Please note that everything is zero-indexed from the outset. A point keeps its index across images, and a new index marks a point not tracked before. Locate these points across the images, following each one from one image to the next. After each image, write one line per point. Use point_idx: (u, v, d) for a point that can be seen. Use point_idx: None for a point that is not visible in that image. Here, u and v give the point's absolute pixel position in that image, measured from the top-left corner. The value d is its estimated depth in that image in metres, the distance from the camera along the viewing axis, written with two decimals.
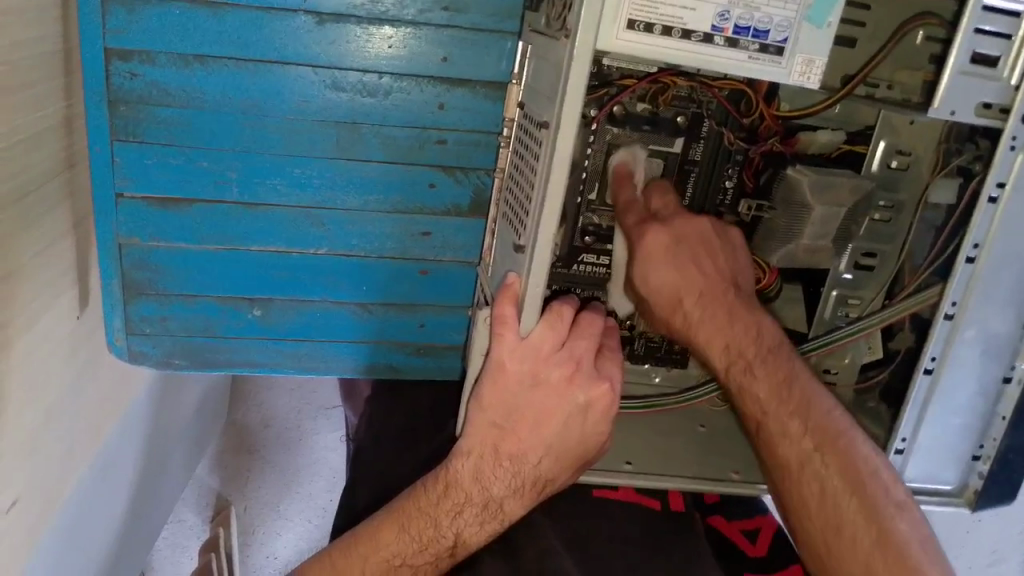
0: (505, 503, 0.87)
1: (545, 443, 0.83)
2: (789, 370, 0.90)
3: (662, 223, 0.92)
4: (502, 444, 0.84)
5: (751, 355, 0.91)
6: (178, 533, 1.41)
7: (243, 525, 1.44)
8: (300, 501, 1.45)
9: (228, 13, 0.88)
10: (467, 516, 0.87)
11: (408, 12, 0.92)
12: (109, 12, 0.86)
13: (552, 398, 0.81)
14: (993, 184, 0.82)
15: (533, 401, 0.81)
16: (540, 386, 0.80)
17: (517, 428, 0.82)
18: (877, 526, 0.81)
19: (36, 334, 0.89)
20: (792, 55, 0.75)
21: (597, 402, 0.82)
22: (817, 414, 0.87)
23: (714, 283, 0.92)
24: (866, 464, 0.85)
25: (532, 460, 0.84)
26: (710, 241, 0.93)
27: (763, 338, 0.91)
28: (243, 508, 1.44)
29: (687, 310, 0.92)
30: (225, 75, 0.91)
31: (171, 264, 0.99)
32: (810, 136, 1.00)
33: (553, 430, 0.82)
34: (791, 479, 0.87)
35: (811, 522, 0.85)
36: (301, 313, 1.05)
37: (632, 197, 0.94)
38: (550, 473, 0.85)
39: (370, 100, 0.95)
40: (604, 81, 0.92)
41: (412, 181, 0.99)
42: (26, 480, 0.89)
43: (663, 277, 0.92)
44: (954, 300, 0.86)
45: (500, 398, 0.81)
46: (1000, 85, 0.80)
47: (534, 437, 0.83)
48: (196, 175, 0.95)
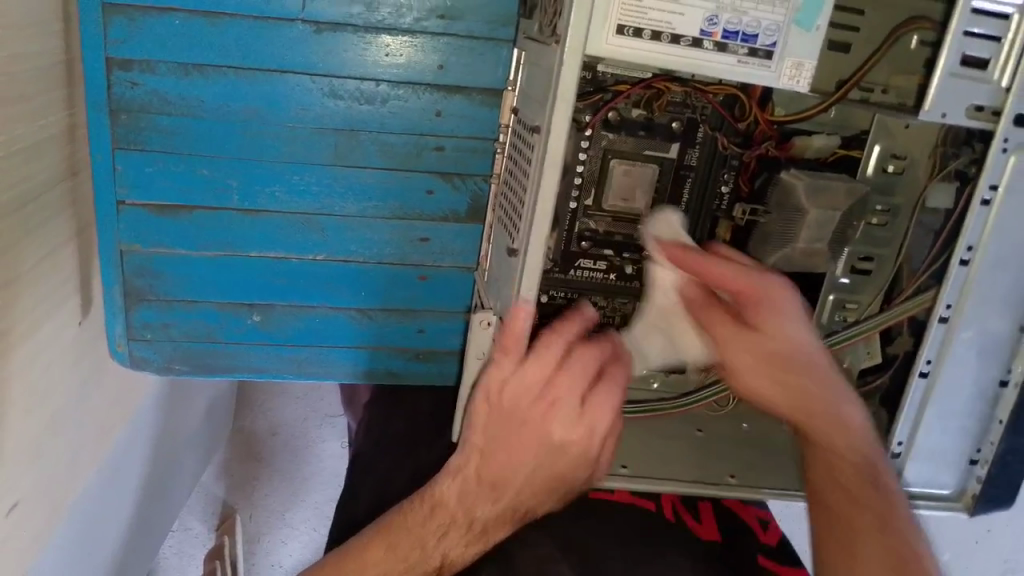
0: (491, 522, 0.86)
1: (535, 476, 0.84)
2: (869, 447, 0.86)
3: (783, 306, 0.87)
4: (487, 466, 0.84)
5: (840, 426, 0.86)
6: (184, 542, 1.42)
7: (249, 534, 1.44)
8: (306, 510, 1.45)
9: (227, 23, 0.90)
10: (454, 537, 0.85)
11: (404, 20, 0.93)
12: (111, 23, 0.88)
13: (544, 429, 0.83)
14: (986, 186, 0.82)
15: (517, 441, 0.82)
16: (528, 425, 0.82)
17: (500, 457, 0.83)
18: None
19: (40, 341, 0.90)
20: (781, 58, 0.75)
21: (573, 444, 0.83)
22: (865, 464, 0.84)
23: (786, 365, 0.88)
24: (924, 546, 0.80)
25: (513, 483, 0.84)
26: (797, 313, 0.88)
27: (823, 418, 0.87)
28: (250, 516, 1.44)
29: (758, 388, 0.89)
30: (225, 84, 0.92)
31: (171, 270, 1.00)
32: (805, 140, 0.99)
33: (536, 453, 0.83)
34: (835, 523, 0.81)
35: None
36: (301, 318, 1.06)
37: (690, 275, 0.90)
38: (530, 502, 0.86)
39: (367, 107, 0.96)
40: (598, 86, 0.93)
41: (410, 188, 1.00)
42: (29, 485, 0.89)
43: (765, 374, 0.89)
44: (948, 302, 0.86)
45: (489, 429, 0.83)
46: (991, 88, 0.80)
47: (517, 464, 0.83)
48: (196, 183, 0.96)
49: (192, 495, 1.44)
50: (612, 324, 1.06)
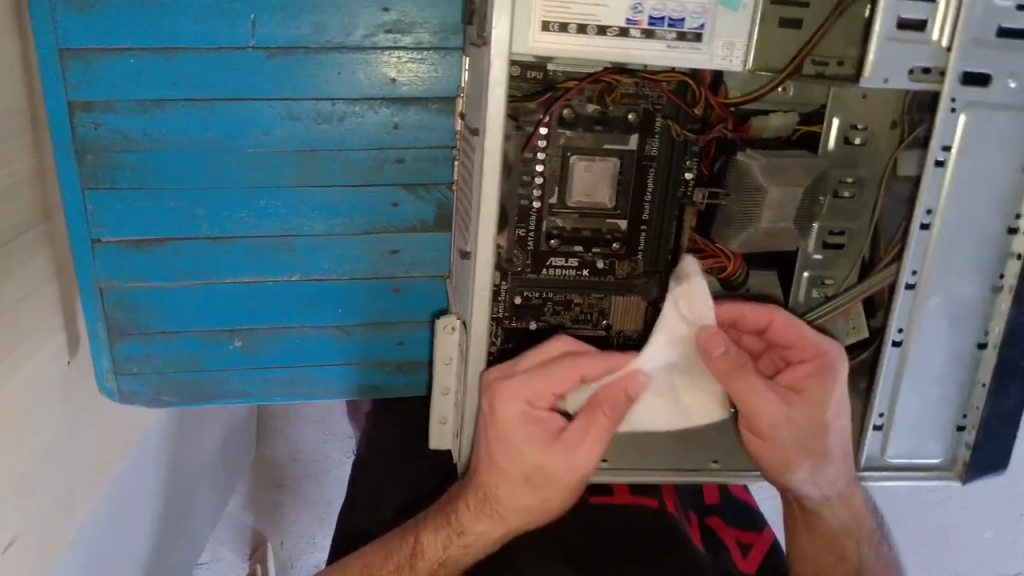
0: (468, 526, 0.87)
1: (525, 470, 0.81)
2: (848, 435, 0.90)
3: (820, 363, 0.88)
4: (479, 474, 0.84)
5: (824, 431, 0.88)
6: (217, 573, 1.43)
7: (279, 560, 1.45)
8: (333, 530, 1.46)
9: (181, 56, 0.92)
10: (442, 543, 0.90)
11: (353, 38, 0.94)
12: (69, 67, 0.90)
13: (533, 437, 0.80)
14: (938, 148, 0.81)
15: (524, 447, 0.80)
16: (525, 438, 0.80)
17: (514, 463, 0.81)
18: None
19: (24, 380, 0.93)
20: (711, 38, 0.76)
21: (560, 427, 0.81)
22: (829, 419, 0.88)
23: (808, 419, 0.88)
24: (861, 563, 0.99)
25: (494, 487, 0.83)
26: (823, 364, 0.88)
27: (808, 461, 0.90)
28: (279, 544, 1.45)
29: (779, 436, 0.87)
30: (185, 115, 0.95)
31: (151, 302, 1.02)
32: (762, 120, 1.00)
33: (524, 437, 0.80)
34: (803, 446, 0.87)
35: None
36: (282, 339, 1.07)
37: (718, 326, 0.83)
38: (511, 497, 0.83)
39: (326, 127, 0.98)
40: (549, 85, 0.94)
41: (375, 202, 1.02)
42: (24, 521, 0.92)
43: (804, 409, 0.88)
44: (913, 269, 0.85)
45: (501, 439, 0.81)
46: (931, 49, 0.79)
47: (523, 467, 0.81)
48: (166, 216, 0.99)
49: (219, 525, 1.45)
50: (590, 320, 1.05)
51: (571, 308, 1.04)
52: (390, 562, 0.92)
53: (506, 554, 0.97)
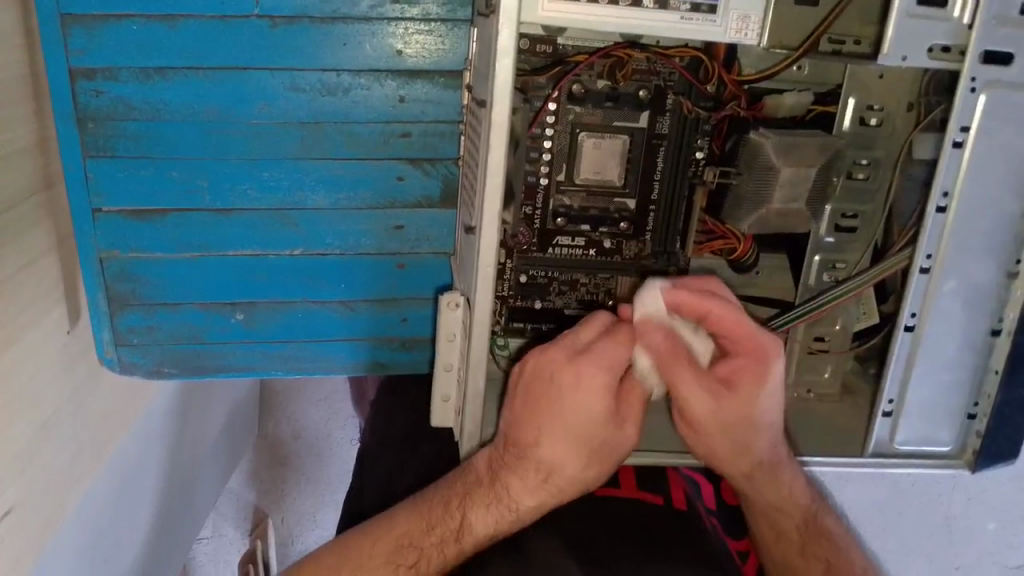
0: (510, 488, 0.79)
1: (582, 439, 0.77)
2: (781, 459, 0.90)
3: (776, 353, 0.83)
4: (515, 432, 0.80)
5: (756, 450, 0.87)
6: (219, 548, 1.43)
7: (280, 536, 1.45)
8: (334, 510, 1.46)
9: (184, 24, 0.91)
10: (479, 508, 0.81)
11: (360, 8, 0.93)
12: (71, 32, 0.89)
13: (607, 389, 0.76)
14: (957, 129, 0.79)
15: (595, 407, 0.76)
16: (598, 388, 0.76)
17: (574, 423, 0.76)
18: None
19: (23, 349, 0.91)
20: (726, 12, 0.73)
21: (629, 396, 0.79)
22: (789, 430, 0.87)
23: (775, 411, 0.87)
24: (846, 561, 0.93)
25: (543, 453, 0.78)
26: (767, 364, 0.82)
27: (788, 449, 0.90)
28: (280, 520, 1.45)
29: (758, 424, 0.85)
30: (188, 84, 0.93)
31: (153, 274, 1.01)
32: (776, 99, 0.99)
33: (591, 414, 0.76)
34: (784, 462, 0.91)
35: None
36: (284, 314, 1.06)
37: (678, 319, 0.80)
38: (560, 461, 0.78)
39: (331, 99, 0.96)
40: (559, 60, 0.93)
41: (380, 177, 1.00)
42: (22, 491, 0.91)
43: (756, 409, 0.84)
44: (928, 253, 0.83)
45: (569, 392, 0.76)
46: (951, 25, 0.77)
47: (575, 431, 0.77)
48: (168, 186, 0.97)
49: (221, 500, 1.45)
50: (596, 301, 1.04)
51: (577, 289, 1.03)
52: (430, 535, 0.82)
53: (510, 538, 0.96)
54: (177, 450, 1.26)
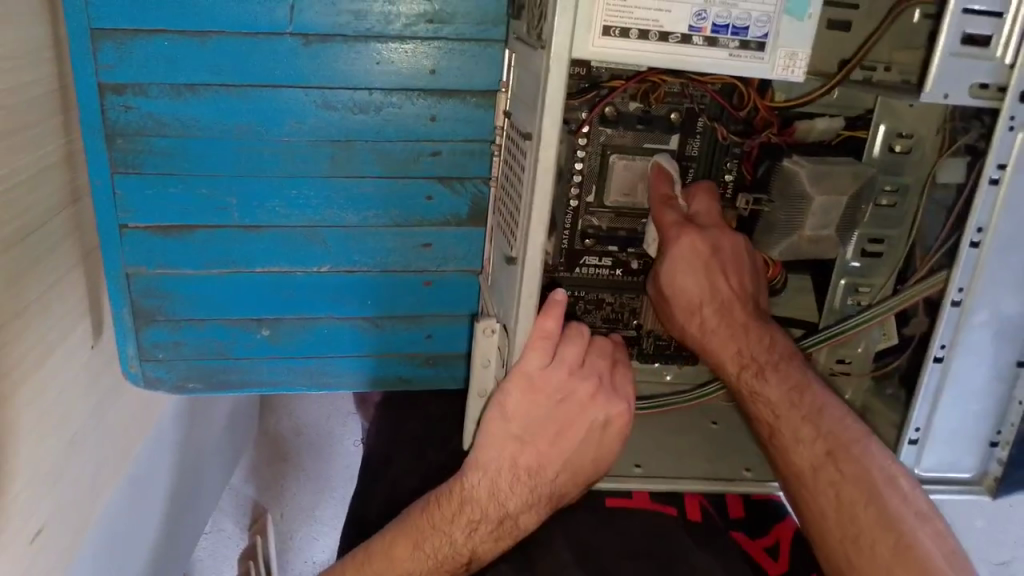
0: (518, 519, 0.85)
1: (585, 471, 0.84)
2: (802, 378, 0.91)
3: (697, 229, 0.92)
4: (521, 457, 0.82)
5: (762, 359, 0.93)
6: (218, 544, 1.40)
7: (279, 532, 1.42)
8: (335, 505, 1.44)
9: (216, 40, 0.89)
10: (481, 533, 0.86)
11: (394, 27, 0.92)
12: (101, 48, 0.88)
13: (622, 419, 0.84)
14: (994, 166, 0.80)
15: (605, 440, 0.84)
16: (615, 418, 0.83)
17: (581, 456, 0.83)
18: (897, 535, 0.80)
19: (52, 368, 0.91)
20: (774, 49, 0.73)
21: (616, 420, 0.83)
22: (827, 419, 0.88)
23: (733, 298, 0.95)
24: (883, 471, 0.84)
25: (548, 476, 0.83)
26: (740, 255, 0.95)
27: (777, 349, 0.93)
28: (279, 515, 1.43)
29: (705, 317, 0.95)
30: (218, 101, 0.92)
31: (180, 290, 1.02)
32: (808, 124, 0.99)
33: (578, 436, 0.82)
34: (807, 488, 0.87)
35: (829, 530, 0.84)
36: (310, 330, 1.07)
37: (670, 195, 0.92)
38: (563, 488, 0.84)
39: (362, 117, 0.95)
40: (594, 82, 0.91)
41: (409, 196, 1.00)
42: (52, 511, 0.90)
43: (689, 283, 0.94)
44: (960, 286, 0.84)
45: (585, 428, 0.82)
46: (994, 65, 0.78)
47: (577, 462, 0.83)
48: (197, 203, 0.97)
49: (222, 495, 1.43)
50: (621, 320, 1.05)
51: (603, 308, 1.03)
52: (428, 560, 0.87)
53: (533, 555, 0.97)
54: (191, 454, 1.26)
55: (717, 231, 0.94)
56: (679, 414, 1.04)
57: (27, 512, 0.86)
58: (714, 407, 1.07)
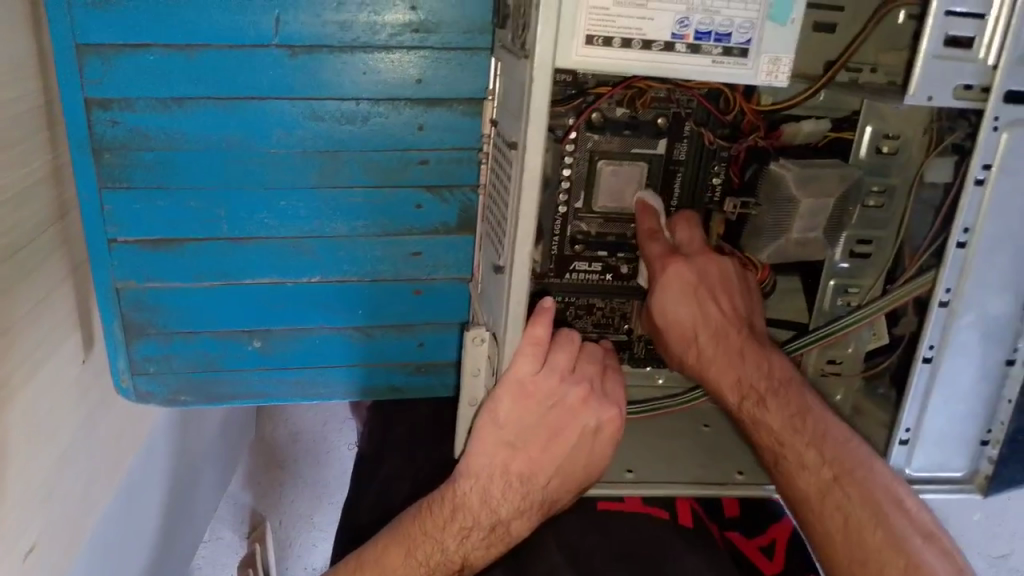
0: (512, 525, 0.86)
1: (577, 478, 0.84)
2: (801, 401, 0.92)
3: (685, 259, 0.93)
4: (512, 464, 0.82)
5: (763, 387, 0.93)
6: (216, 552, 1.38)
7: (278, 539, 1.41)
8: (332, 511, 1.44)
9: (201, 53, 0.89)
10: (474, 539, 0.85)
11: (380, 37, 0.92)
12: (86, 63, 0.88)
13: (613, 424, 0.83)
14: (979, 166, 0.80)
15: (596, 447, 0.83)
16: (606, 424, 0.83)
17: (572, 462, 0.83)
18: (905, 557, 0.82)
19: (41, 383, 0.90)
20: (757, 55, 0.73)
21: (607, 425, 0.82)
22: (830, 442, 0.89)
23: (728, 323, 0.95)
24: (888, 493, 0.85)
25: (540, 481, 0.84)
26: (728, 281, 0.95)
27: (774, 373, 0.93)
28: (278, 522, 1.42)
29: (702, 346, 0.95)
30: (206, 114, 0.92)
31: (170, 303, 1.02)
32: (794, 127, 0.99)
33: (568, 444, 0.82)
34: (813, 511, 0.87)
35: (839, 553, 0.84)
36: (300, 340, 1.07)
37: (656, 226, 0.93)
38: (556, 495, 0.85)
39: (349, 127, 0.95)
40: (580, 89, 0.91)
41: (397, 205, 1.00)
42: (43, 528, 0.90)
43: (683, 313, 0.94)
44: (948, 286, 0.84)
45: (576, 434, 0.82)
46: (977, 67, 0.78)
47: (569, 467, 0.83)
48: (185, 216, 0.97)
49: (219, 504, 1.42)
50: (612, 324, 1.05)
51: (593, 312, 1.04)
52: (422, 567, 0.85)
53: (526, 561, 0.97)
54: (185, 465, 1.26)
55: (705, 259, 0.94)
56: (671, 417, 1.04)
57: (18, 530, 0.85)
58: (705, 411, 1.07)
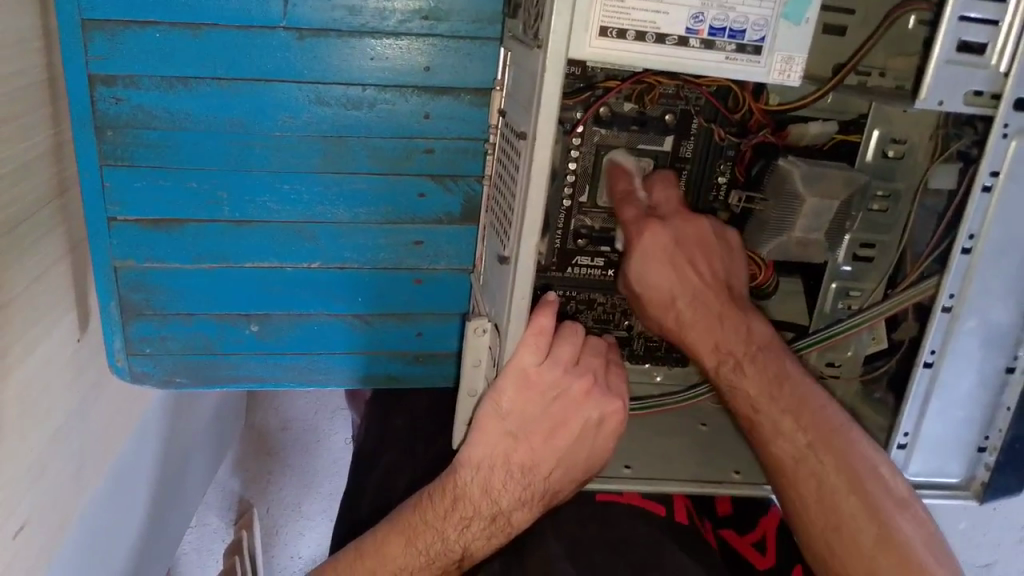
0: (513, 516, 0.85)
1: (578, 470, 0.83)
2: (779, 367, 0.90)
3: (661, 222, 0.90)
4: (514, 454, 0.81)
5: (741, 353, 0.91)
6: (202, 538, 1.40)
7: (265, 526, 1.42)
8: (320, 500, 1.43)
9: (208, 32, 0.88)
10: (474, 530, 0.85)
11: (389, 23, 0.91)
12: (91, 38, 0.87)
13: (616, 417, 0.82)
14: (986, 173, 0.80)
15: (598, 439, 0.82)
16: (610, 416, 0.82)
17: (574, 454, 0.82)
18: (881, 526, 0.81)
19: (37, 361, 0.90)
20: (771, 53, 0.73)
21: (610, 418, 0.82)
22: (809, 411, 0.87)
23: (706, 287, 0.91)
24: (867, 463, 0.84)
25: (542, 473, 0.82)
26: (709, 243, 0.91)
27: (753, 338, 0.91)
28: (265, 510, 1.42)
29: (681, 310, 0.91)
30: (211, 95, 0.91)
31: (167, 284, 1.01)
32: (801, 128, 0.99)
33: (570, 437, 0.81)
34: (786, 476, 0.86)
35: (811, 518, 0.84)
36: (299, 326, 1.06)
37: (629, 187, 0.92)
38: (558, 486, 0.83)
39: (355, 113, 0.95)
40: (588, 83, 0.90)
41: (401, 192, 1.00)
42: (34, 506, 0.89)
43: (659, 278, 0.91)
44: (951, 292, 0.84)
45: (579, 426, 0.81)
46: (989, 73, 0.78)
47: (571, 459, 0.82)
48: (187, 196, 0.96)
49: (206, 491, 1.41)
50: (612, 320, 1.05)
51: (594, 308, 1.03)
52: (422, 556, 0.85)
53: (523, 553, 0.97)
54: (178, 450, 1.25)
55: (681, 219, 0.91)
56: (670, 415, 1.04)
57: (8, 509, 0.85)
58: (704, 409, 1.07)
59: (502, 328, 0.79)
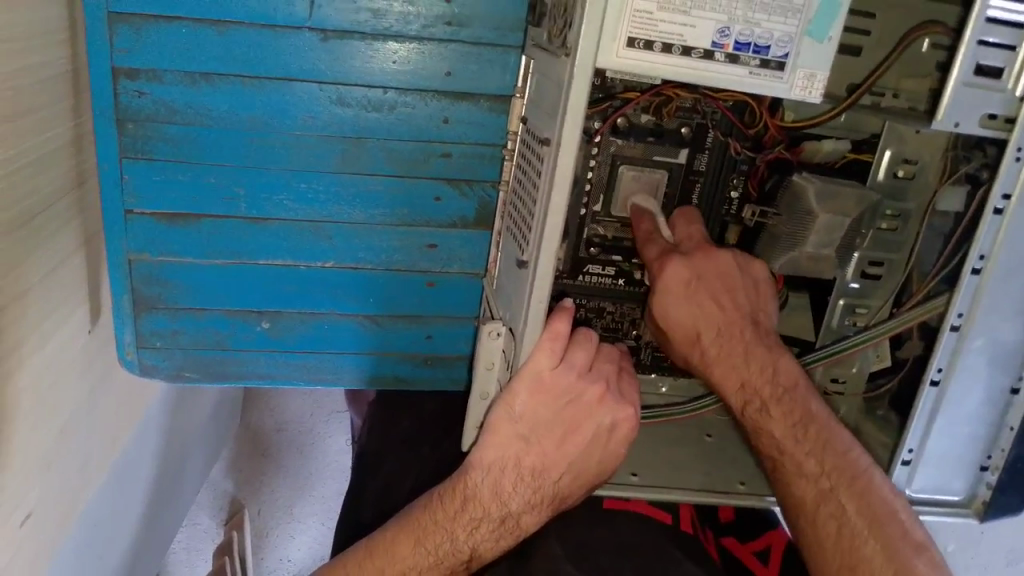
0: (522, 519, 0.85)
1: (588, 475, 0.84)
2: (805, 409, 0.89)
3: (683, 258, 0.91)
4: (526, 457, 0.82)
5: (766, 394, 0.90)
6: (192, 537, 1.37)
7: (256, 528, 1.40)
8: (313, 504, 1.42)
9: (234, 30, 0.89)
10: (483, 532, 0.85)
11: (412, 27, 0.92)
12: (117, 32, 0.87)
13: (628, 423, 0.83)
14: (999, 195, 0.82)
15: (609, 445, 0.83)
16: (621, 422, 0.83)
17: (585, 459, 0.83)
18: (896, 566, 0.81)
19: (50, 351, 0.90)
20: (794, 69, 0.74)
21: (622, 424, 0.82)
22: (833, 451, 0.87)
23: (730, 322, 0.92)
24: (886, 505, 0.84)
25: (552, 477, 0.83)
26: (732, 278, 0.92)
27: (779, 378, 0.90)
28: (256, 511, 1.41)
29: (706, 346, 0.92)
30: (232, 92, 0.92)
31: (180, 278, 1.01)
32: (815, 145, 1.00)
33: (582, 443, 0.82)
34: (805, 516, 0.87)
35: (829, 558, 0.84)
36: (309, 325, 1.07)
37: (652, 230, 0.93)
38: (568, 491, 0.84)
39: (375, 115, 0.96)
40: (607, 93, 0.91)
41: (417, 194, 1.01)
42: (41, 498, 0.89)
43: (682, 315, 0.93)
44: (960, 311, 0.85)
45: (591, 432, 0.82)
46: (1004, 97, 0.80)
47: (581, 464, 0.83)
48: (205, 192, 0.97)
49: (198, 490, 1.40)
50: (621, 329, 1.05)
51: (603, 316, 1.03)
52: (429, 555, 0.86)
53: (528, 556, 0.97)
54: (177, 446, 1.25)
55: (704, 256, 0.92)
56: (677, 424, 1.05)
57: (17, 498, 0.85)
58: (710, 420, 1.07)
59: (518, 333, 0.80)
